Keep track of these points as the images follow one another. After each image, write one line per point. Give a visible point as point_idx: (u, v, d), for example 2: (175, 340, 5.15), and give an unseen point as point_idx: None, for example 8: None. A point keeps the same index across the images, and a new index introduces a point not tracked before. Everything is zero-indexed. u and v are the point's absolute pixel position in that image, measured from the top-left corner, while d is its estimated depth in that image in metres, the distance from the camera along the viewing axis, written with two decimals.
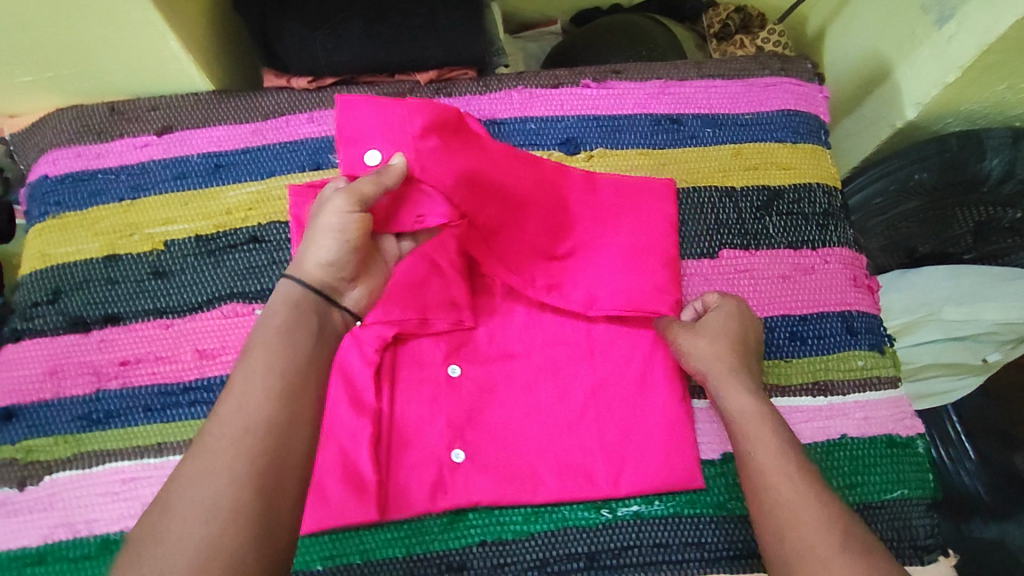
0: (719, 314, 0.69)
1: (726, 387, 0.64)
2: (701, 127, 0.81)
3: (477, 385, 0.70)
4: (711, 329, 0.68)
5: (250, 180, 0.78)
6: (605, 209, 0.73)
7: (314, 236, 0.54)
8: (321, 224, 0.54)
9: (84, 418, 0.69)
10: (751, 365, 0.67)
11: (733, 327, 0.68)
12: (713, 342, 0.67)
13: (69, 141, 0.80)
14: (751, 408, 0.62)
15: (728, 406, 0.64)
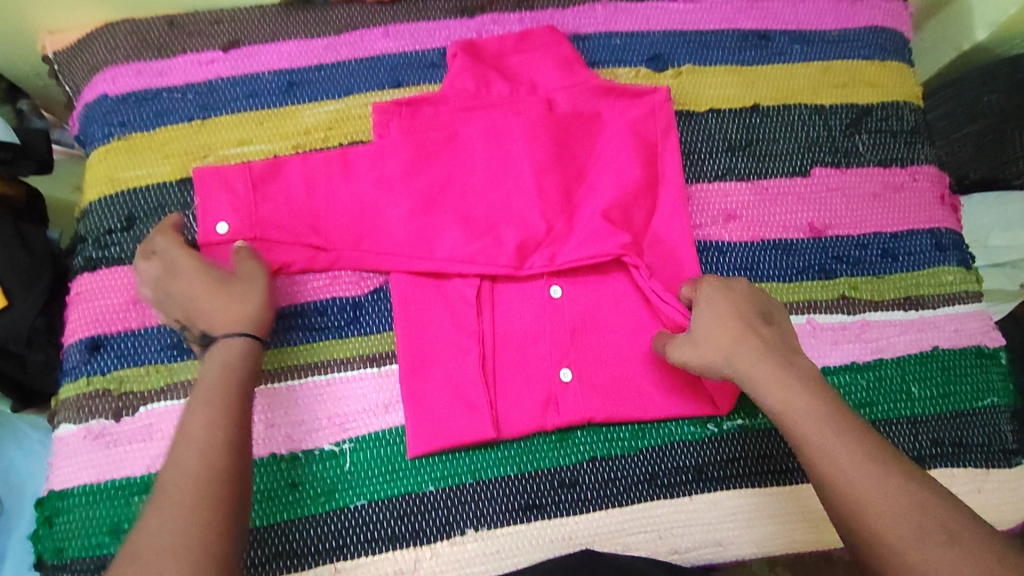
0: (711, 288, 0.61)
1: (758, 389, 0.57)
2: (790, 44, 0.79)
3: (578, 304, 0.68)
4: (710, 318, 0.60)
5: (328, 99, 0.75)
6: (580, 155, 0.72)
7: (202, 295, 0.61)
8: (213, 280, 0.61)
9: (174, 346, 0.66)
10: (769, 336, 0.60)
11: (727, 302, 0.61)
12: (719, 334, 0.59)
13: (126, 57, 0.74)
14: (793, 396, 0.56)
15: (767, 403, 0.57)
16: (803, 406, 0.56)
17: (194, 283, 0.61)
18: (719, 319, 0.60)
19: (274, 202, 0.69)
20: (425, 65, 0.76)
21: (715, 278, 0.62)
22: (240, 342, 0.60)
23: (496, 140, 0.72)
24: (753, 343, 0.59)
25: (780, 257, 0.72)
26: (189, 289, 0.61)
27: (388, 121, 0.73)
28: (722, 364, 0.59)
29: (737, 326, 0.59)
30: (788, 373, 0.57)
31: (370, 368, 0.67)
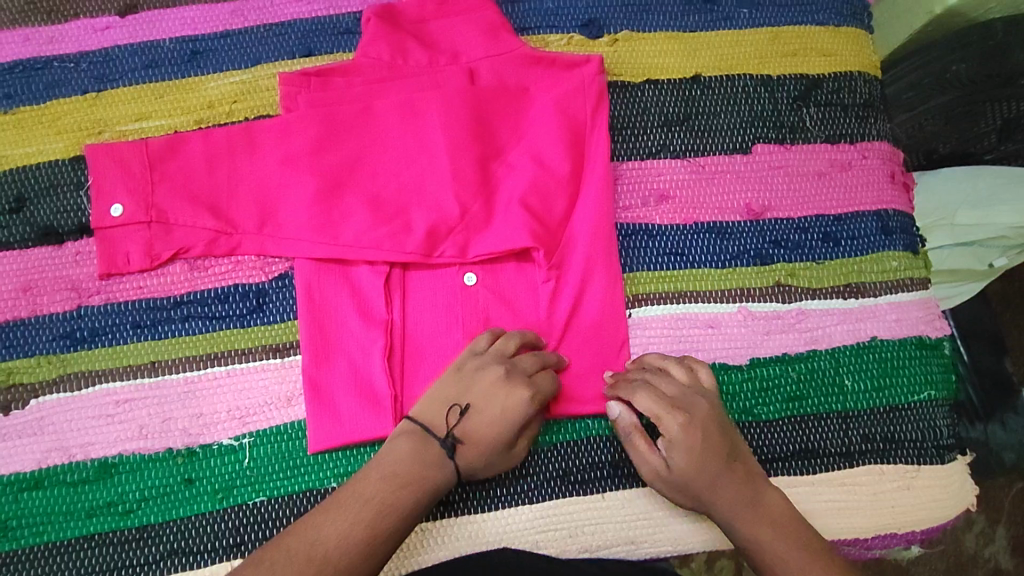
0: (677, 430, 0.56)
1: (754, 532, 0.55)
2: (736, 8, 0.73)
3: (494, 292, 0.64)
4: (682, 466, 0.56)
5: (234, 69, 0.70)
6: (501, 134, 0.68)
7: (494, 415, 0.56)
8: (507, 436, 0.57)
9: (67, 336, 0.63)
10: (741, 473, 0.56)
11: (697, 447, 0.56)
12: (697, 479, 0.56)
13: (11, 22, 0.69)
14: (766, 538, 0.54)
15: (735, 537, 0.56)
16: (773, 548, 0.54)
17: (498, 392, 0.57)
18: (690, 464, 0.56)
19: (172, 180, 0.64)
20: (339, 31, 0.71)
21: (682, 415, 0.56)
22: (444, 470, 0.54)
23: (411, 117, 0.67)
24: (727, 485, 0.56)
25: (714, 241, 0.68)
26: (497, 396, 0.57)
27: (295, 94, 0.67)
28: (694, 493, 0.56)
29: (704, 471, 0.55)
30: (758, 510, 0.55)
31: (272, 359, 0.63)
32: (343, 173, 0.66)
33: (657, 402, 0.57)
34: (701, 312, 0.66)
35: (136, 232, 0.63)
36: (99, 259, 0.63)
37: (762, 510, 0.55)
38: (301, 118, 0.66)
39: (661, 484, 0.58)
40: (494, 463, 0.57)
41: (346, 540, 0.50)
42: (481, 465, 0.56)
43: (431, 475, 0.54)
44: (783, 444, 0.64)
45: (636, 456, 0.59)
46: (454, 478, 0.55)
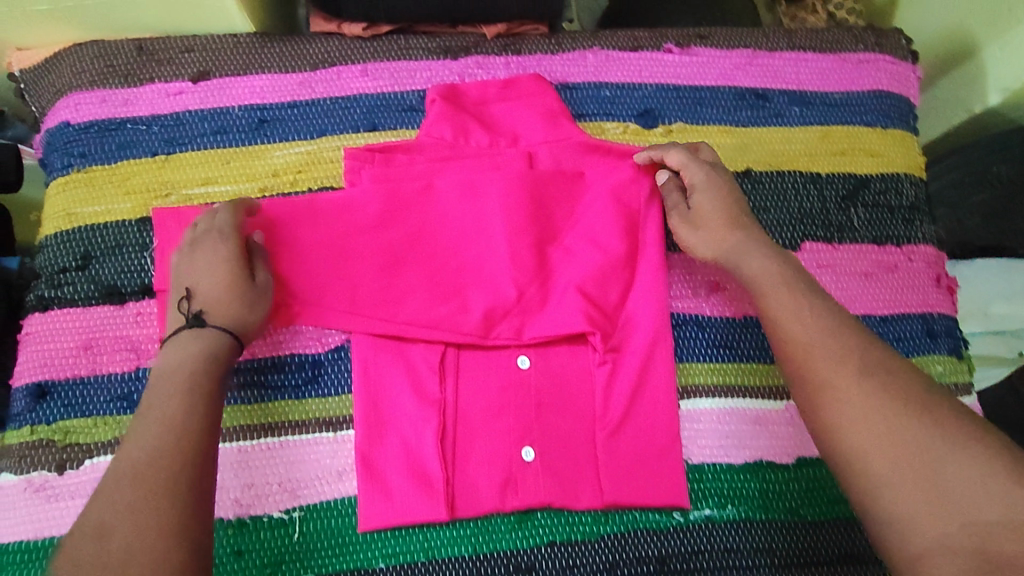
0: (700, 177, 0.67)
1: (748, 256, 0.62)
2: (788, 105, 0.75)
3: (546, 378, 0.66)
4: (705, 204, 0.66)
5: (299, 139, 0.71)
6: (558, 217, 0.70)
7: (214, 278, 0.59)
8: (242, 277, 0.60)
9: (124, 398, 0.64)
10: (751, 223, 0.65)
11: (715, 185, 0.66)
12: (715, 225, 0.65)
13: (91, 83, 0.72)
14: (773, 266, 0.61)
15: (744, 269, 0.62)
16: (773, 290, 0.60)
17: (207, 264, 0.60)
18: (712, 208, 0.66)
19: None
20: (403, 108, 0.73)
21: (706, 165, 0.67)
22: (210, 337, 0.57)
23: (472, 197, 0.69)
24: (739, 228, 0.64)
25: (762, 337, 0.70)
26: (199, 264, 0.60)
27: (360, 168, 0.69)
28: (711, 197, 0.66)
29: (726, 201, 0.66)
30: (769, 250, 0.63)
31: (325, 433, 0.64)
32: (402, 249, 0.67)
33: (684, 154, 0.68)
34: (747, 407, 0.68)
35: None
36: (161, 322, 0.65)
37: (767, 244, 0.63)
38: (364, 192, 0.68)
39: (695, 231, 0.66)
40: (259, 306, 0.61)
41: (160, 427, 0.52)
42: (239, 318, 0.59)
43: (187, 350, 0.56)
44: (827, 547, 0.64)
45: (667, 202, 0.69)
46: (230, 335, 0.58)
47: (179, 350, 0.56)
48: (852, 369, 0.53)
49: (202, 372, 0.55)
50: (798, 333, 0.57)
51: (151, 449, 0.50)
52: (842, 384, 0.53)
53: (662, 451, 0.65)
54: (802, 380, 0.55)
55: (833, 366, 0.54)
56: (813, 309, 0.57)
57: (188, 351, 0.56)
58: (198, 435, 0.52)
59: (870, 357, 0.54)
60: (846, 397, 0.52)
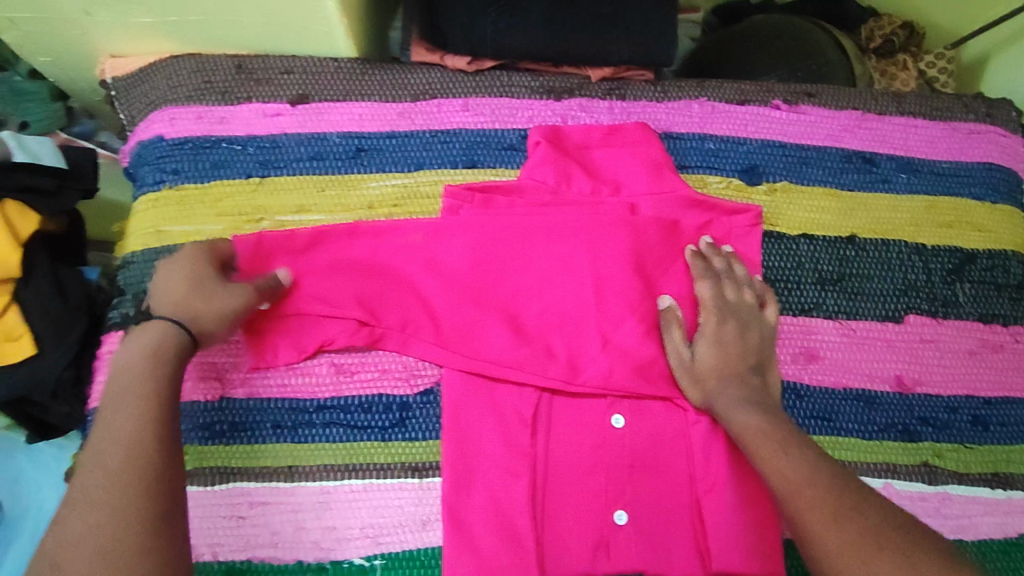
0: (711, 325, 0.65)
1: (729, 410, 0.61)
2: (895, 171, 0.73)
3: (640, 439, 0.63)
4: (706, 355, 0.64)
5: (396, 171, 0.69)
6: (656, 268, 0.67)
7: (191, 280, 0.56)
8: (207, 274, 0.56)
9: (207, 428, 0.62)
10: (753, 385, 0.63)
11: (725, 342, 0.64)
12: (715, 369, 0.63)
13: (187, 98, 0.70)
14: (759, 423, 0.58)
15: (725, 423, 0.61)
16: (758, 430, 0.58)
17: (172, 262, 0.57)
18: (716, 353, 0.64)
19: (327, 283, 0.63)
20: (503, 146, 0.71)
21: (718, 313, 0.65)
22: (165, 328, 0.53)
23: (572, 245, 0.66)
24: (734, 385, 0.62)
25: (861, 410, 0.67)
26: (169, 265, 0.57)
27: (458, 207, 0.67)
28: (714, 357, 0.63)
29: (729, 363, 0.63)
30: (756, 404, 0.60)
31: (410, 479, 0.62)
32: (496, 297, 0.65)
33: (710, 293, 0.65)
34: None
35: (286, 331, 0.62)
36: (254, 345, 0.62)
37: (757, 407, 0.60)
38: (461, 231, 0.66)
39: (689, 381, 0.64)
40: (225, 311, 0.56)
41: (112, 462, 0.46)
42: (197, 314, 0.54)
43: (149, 341, 0.52)
44: None
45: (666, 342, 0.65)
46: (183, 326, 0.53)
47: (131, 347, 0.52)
48: (828, 515, 0.49)
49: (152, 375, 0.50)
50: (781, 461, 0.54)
51: (111, 468, 0.45)
52: (823, 529, 0.49)
53: (760, 527, 0.61)
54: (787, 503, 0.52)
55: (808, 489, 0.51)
56: (792, 457, 0.54)
57: (148, 340, 0.52)
58: (142, 455, 0.47)
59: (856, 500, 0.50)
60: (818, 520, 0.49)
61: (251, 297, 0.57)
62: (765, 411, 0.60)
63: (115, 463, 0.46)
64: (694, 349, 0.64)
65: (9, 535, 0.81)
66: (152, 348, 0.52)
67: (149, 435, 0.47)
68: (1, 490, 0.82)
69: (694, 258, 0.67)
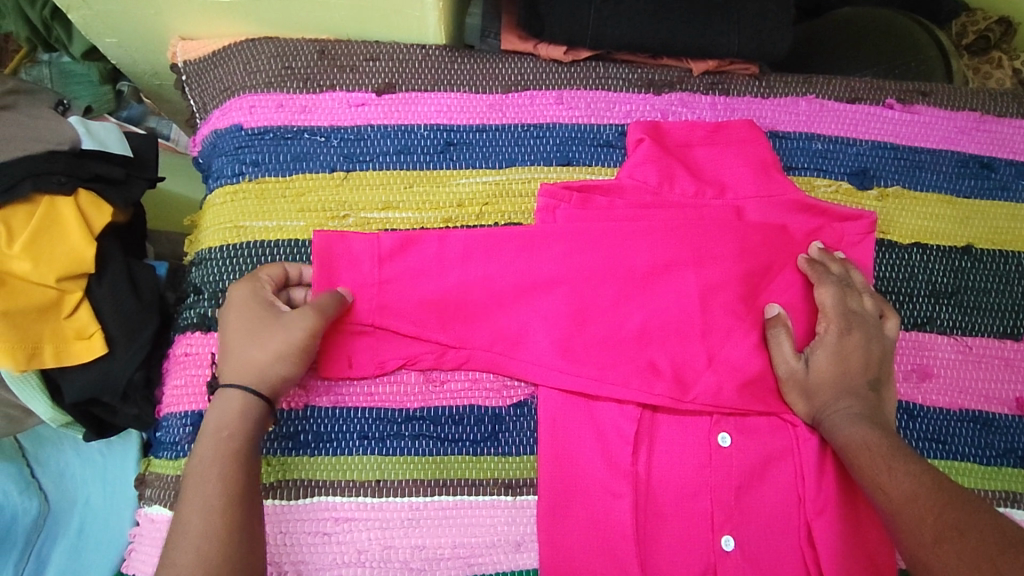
0: (832, 334, 0.61)
1: (837, 421, 0.58)
2: (1015, 178, 0.69)
3: (749, 460, 0.59)
4: (823, 363, 0.60)
5: (486, 167, 0.65)
6: (764, 277, 0.63)
7: (246, 334, 0.54)
8: (263, 319, 0.54)
9: (290, 438, 0.58)
10: (871, 398, 0.59)
11: (846, 353, 0.60)
12: (831, 380, 0.60)
13: (267, 85, 0.66)
14: (876, 439, 0.55)
15: (833, 435, 0.58)
16: (875, 443, 0.55)
17: (228, 315, 0.55)
18: (831, 364, 0.60)
19: (402, 293, 0.59)
20: (599, 142, 0.67)
21: (841, 321, 0.61)
22: (236, 396, 0.51)
23: (677, 251, 0.62)
24: (852, 400, 0.59)
25: (979, 433, 0.63)
26: (228, 319, 0.55)
27: (555, 206, 0.63)
28: (830, 366, 0.60)
29: (845, 374, 0.60)
30: (870, 419, 0.57)
31: (504, 496, 0.58)
32: (595, 303, 0.61)
33: (833, 298, 0.61)
34: None
35: (374, 342, 0.59)
36: (322, 359, 0.58)
37: (876, 423, 0.57)
38: (560, 235, 0.62)
39: (799, 389, 0.60)
40: (286, 351, 0.53)
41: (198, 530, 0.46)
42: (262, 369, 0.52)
43: (226, 408, 0.51)
44: None
45: (776, 354, 0.61)
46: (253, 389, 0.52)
47: (210, 414, 0.52)
48: (928, 537, 0.47)
49: (230, 438, 0.50)
50: (890, 485, 0.52)
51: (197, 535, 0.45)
52: (925, 553, 0.46)
53: (875, 558, 0.58)
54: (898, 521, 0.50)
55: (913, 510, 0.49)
56: (901, 473, 0.52)
57: (225, 410, 0.51)
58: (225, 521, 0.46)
59: (960, 516, 0.47)
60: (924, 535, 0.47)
61: (310, 322, 0.54)
62: (878, 425, 0.57)
63: (197, 535, 0.45)
64: (808, 357, 0.61)
65: (55, 530, 0.78)
66: (231, 418, 0.51)
67: (226, 501, 0.47)
68: (48, 483, 0.79)
69: (807, 268, 0.63)
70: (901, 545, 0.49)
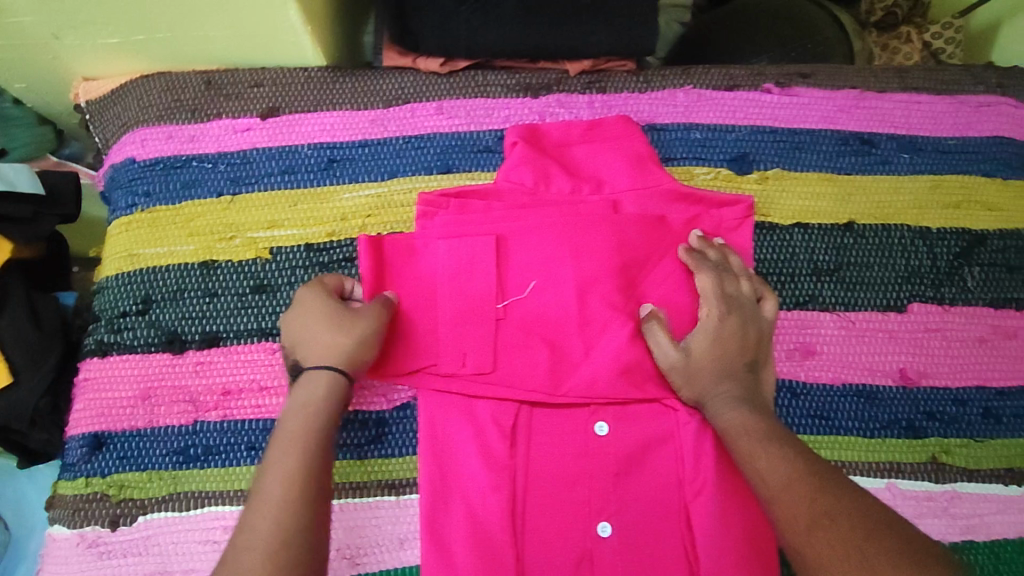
0: (712, 319, 0.62)
1: (714, 403, 0.59)
2: (897, 152, 0.69)
3: (626, 448, 0.61)
4: (703, 346, 0.61)
5: (368, 180, 0.67)
6: (640, 270, 0.64)
7: (313, 327, 0.57)
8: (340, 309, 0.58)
9: (181, 452, 0.61)
10: (747, 379, 0.60)
11: (726, 336, 0.61)
12: (711, 363, 0.60)
13: (158, 118, 0.69)
14: (748, 420, 0.57)
15: (711, 418, 0.59)
16: (749, 427, 0.56)
17: (315, 314, 0.58)
18: (711, 346, 0.61)
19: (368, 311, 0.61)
20: (479, 148, 0.68)
21: (719, 306, 0.62)
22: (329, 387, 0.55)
23: (551, 250, 0.63)
24: (731, 382, 0.60)
25: (862, 407, 0.64)
26: (302, 317, 0.58)
27: (433, 213, 0.65)
28: (709, 349, 0.61)
29: (723, 357, 0.61)
30: (746, 401, 0.58)
31: (387, 496, 0.61)
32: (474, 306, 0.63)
33: (710, 281, 0.62)
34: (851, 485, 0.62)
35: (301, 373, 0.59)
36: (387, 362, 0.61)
37: (753, 405, 0.58)
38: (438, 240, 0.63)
39: (681, 374, 0.61)
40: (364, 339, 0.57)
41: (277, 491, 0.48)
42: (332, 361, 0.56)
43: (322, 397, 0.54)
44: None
45: (655, 342, 0.62)
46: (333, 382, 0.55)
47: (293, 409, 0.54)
48: (803, 525, 0.48)
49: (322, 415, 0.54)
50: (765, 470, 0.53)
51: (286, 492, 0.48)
52: (800, 540, 0.47)
53: (756, 538, 0.58)
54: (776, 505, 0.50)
55: (790, 493, 0.50)
56: (773, 458, 0.53)
57: (315, 394, 0.54)
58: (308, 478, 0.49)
59: (832, 503, 0.48)
60: (799, 522, 0.48)
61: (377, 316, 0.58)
62: (754, 407, 0.58)
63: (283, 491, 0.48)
64: (690, 341, 0.62)
65: (8, 556, 0.79)
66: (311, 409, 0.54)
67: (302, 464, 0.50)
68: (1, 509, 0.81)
69: (686, 254, 0.64)
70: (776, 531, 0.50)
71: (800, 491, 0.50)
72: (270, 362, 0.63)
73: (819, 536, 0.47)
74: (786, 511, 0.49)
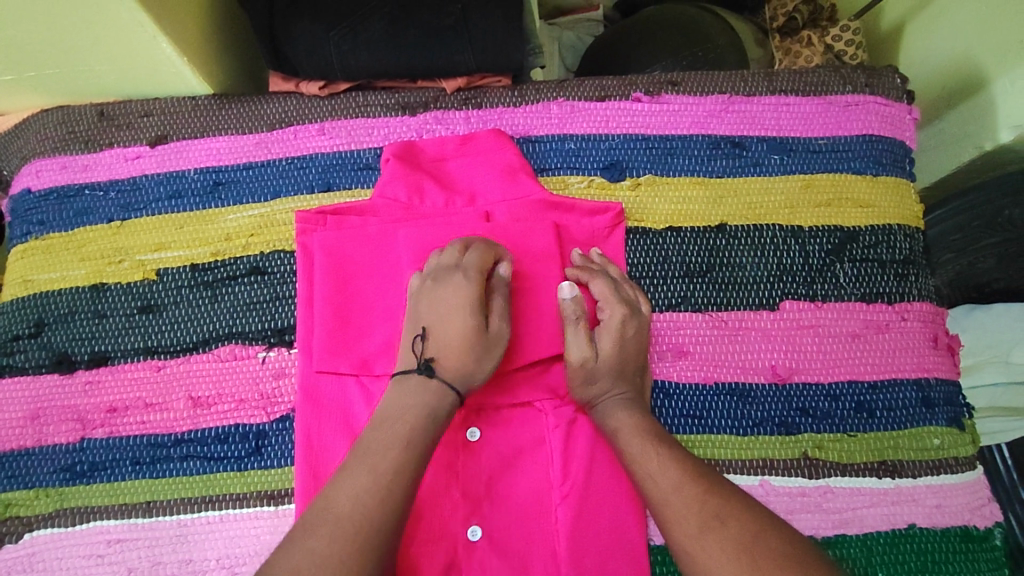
0: (614, 320, 0.62)
1: (609, 407, 0.59)
2: (767, 153, 0.71)
3: (497, 450, 0.61)
4: (602, 350, 0.61)
5: (253, 202, 0.70)
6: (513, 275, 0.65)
7: (449, 321, 0.60)
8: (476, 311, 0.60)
9: (68, 469, 0.63)
10: (638, 382, 0.62)
11: (625, 338, 0.62)
12: (609, 366, 0.61)
13: (53, 150, 0.72)
14: (636, 424, 0.58)
15: (605, 420, 0.59)
16: (627, 427, 0.57)
17: (447, 306, 0.60)
18: (610, 349, 0.61)
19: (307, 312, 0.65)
20: (359, 166, 0.71)
21: (621, 308, 0.62)
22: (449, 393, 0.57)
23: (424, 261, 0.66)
24: (622, 385, 0.60)
25: (735, 405, 0.64)
26: (440, 305, 0.60)
27: (310, 231, 0.67)
28: (609, 353, 0.61)
29: (618, 360, 0.61)
30: (637, 405, 0.59)
31: (265, 507, 0.61)
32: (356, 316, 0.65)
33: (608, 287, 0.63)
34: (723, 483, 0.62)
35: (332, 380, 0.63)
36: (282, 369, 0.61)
37: (639, 411, 0.59)
38: (328, 251, 0.65)
39: (584, 377, 0.61)
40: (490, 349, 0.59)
41: (368, 483, 0.50)
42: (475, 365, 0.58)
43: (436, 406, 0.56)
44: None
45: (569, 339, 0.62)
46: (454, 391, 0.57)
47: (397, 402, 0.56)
48: (693, 527, 0.48)
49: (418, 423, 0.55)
50: (653, 471, 0.53)
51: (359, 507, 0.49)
52: (691, 543, 0.47)
53: (624, 531, 0.60)
54: (662, 509, 0.50)
55: (679, 494, 0.50)
56: (659, 460, 0.53)
57: (429, 394, 0.56)
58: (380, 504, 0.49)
59: (721, 505, 0.48)
60: (689, 524, 0.48)
61: (503, 328, 0.61)
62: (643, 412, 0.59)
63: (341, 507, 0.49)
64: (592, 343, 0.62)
65: None
66: (409, 399, 0.56)
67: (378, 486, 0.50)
68: None
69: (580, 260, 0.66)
70: (666, 535, 0.50)
71: (688, 492, 0.50)
72: (154, 380, 0.65)
73: (710, 541, 0.46)
74: (672, 513, 0.50)
